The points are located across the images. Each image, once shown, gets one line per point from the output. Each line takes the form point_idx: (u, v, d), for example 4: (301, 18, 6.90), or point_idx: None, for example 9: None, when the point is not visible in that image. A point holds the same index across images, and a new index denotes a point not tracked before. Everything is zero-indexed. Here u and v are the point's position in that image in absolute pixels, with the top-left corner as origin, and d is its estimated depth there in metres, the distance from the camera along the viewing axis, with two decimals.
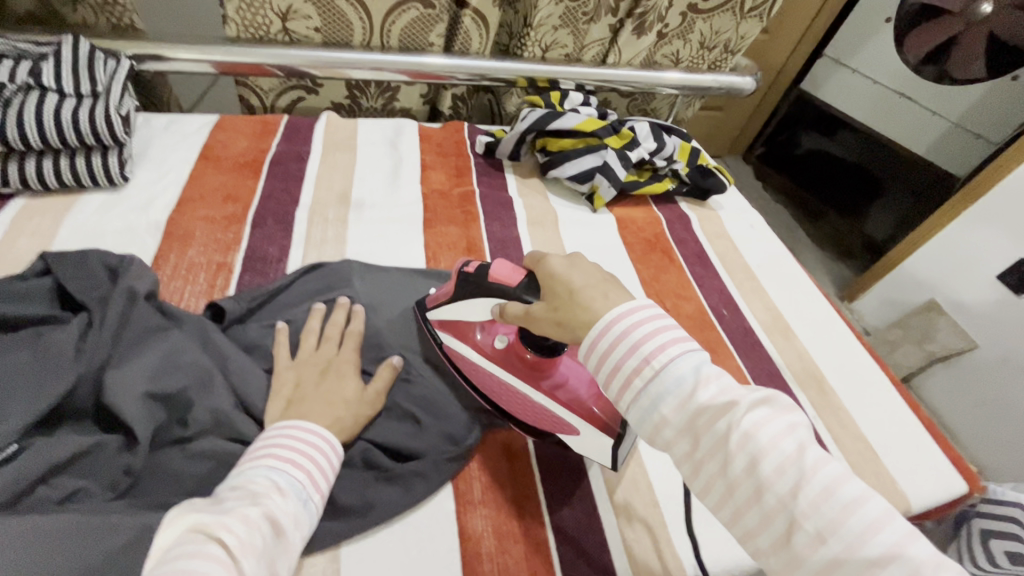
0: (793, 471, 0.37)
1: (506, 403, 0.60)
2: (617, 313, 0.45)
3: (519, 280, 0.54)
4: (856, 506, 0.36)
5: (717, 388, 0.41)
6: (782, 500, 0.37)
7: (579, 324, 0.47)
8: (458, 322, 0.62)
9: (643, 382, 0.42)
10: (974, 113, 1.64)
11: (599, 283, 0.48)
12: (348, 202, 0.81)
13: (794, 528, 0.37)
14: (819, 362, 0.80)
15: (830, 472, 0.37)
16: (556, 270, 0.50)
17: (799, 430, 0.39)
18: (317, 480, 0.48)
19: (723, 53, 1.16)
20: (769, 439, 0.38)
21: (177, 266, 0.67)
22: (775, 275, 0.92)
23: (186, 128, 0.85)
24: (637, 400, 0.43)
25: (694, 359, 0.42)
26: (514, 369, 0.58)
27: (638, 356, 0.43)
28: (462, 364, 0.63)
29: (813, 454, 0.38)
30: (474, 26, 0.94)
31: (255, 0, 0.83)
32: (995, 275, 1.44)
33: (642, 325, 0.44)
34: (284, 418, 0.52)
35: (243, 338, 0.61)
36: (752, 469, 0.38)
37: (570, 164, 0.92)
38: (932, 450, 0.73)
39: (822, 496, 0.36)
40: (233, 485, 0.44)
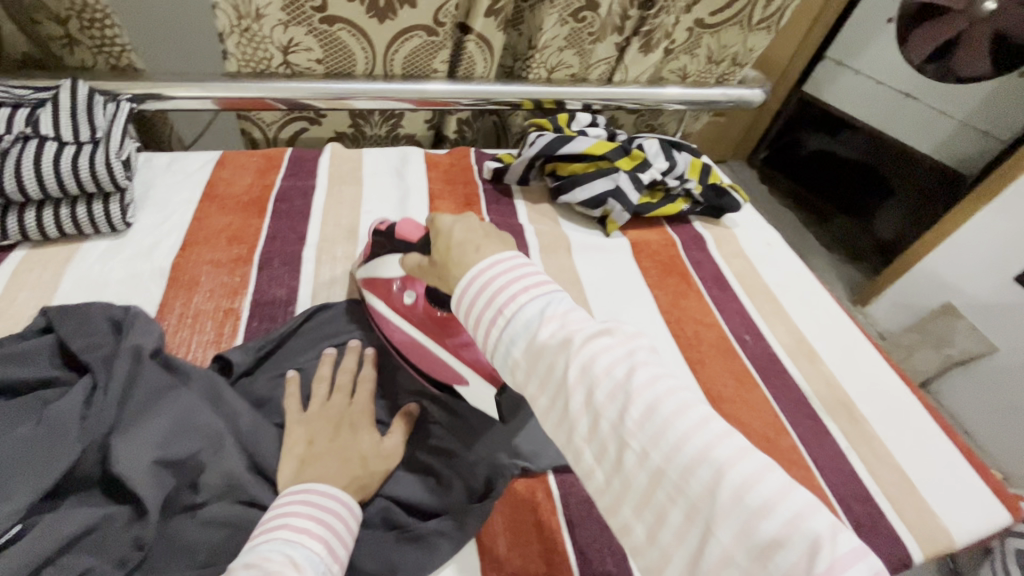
0: (621, 395, 0.39)
1: (415, 358, 0.63)
2: (481, 267, 0.48)
3: (422, 237, 0.61)
4: (674, 418, 0.37)
5: (559, 324, 0.43)
6: (613, 424, 0.39)
7: (455, 268, 0.50)
8: (376, 280, 0.66)
9: (498, 329, 0.45)
10: (983, 111, 1.61)
11: (478, 237, 0.52)
12: (356, 237, 0.79)
13: (624, 450, 0.38)
14: (848, 387, 0.77)
15: (655, 390, 0.39)
16: (440, 226, 0.54)
17: (634, 355, 0.41)
18: (335, 549, 0.45)
19: (731, 66, 1.14)
20: (603, 367, 0.40)
21: (183, 314, 0.65)
22: (796, 295, 0.90)
23: (189, 166, 0.83)
24: (494, 346, 0.45)
25: (542, 302, 0.45)
26: (423, 325, 0.62)
27: (493, 305, 0.46)
28: (379, 322, 0.66)
29: (641, 376, 0.39)
30: (478, 50, 0.92)
31: (254, 35, 0.80)
32: (1013, 279, 1.41)
33: (500, 277, 0.47)
34: (296, 488, 0.49)
35: (254, 391, 0.58)
36: (588, 399, 0.40)
37: (581, 188, 0.89)
38: (973, 480, 0.69)
39: (645, 414, 0.38)
40: (247, 564, 0.40)
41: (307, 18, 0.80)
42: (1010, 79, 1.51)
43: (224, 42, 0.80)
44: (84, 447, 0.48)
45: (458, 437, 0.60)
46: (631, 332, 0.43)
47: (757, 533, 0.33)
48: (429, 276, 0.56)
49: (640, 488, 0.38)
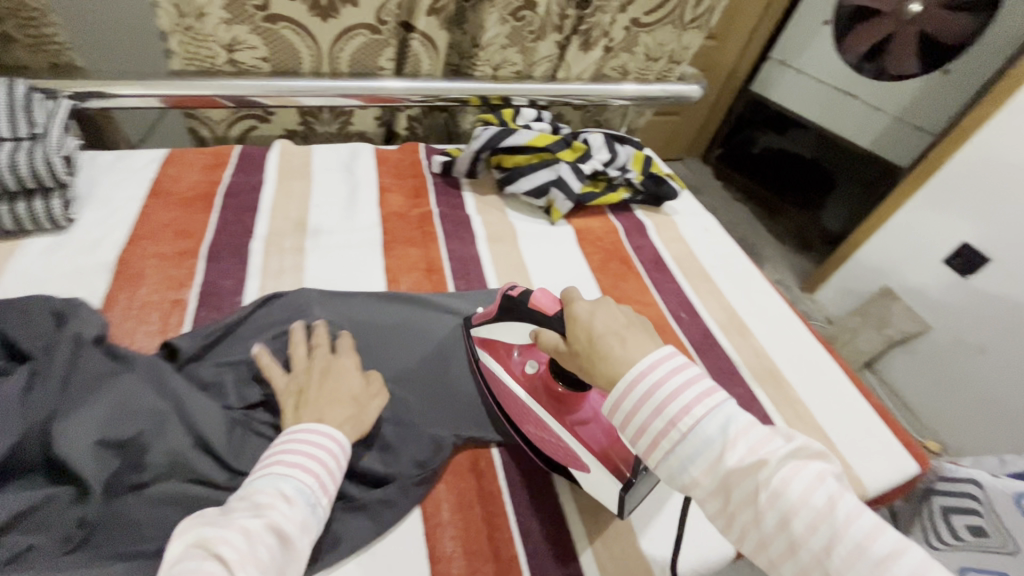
0: (826, 528, 0.40)
1: (522, 423, 0.63)
2: (647, 372, 0.47)
3: (560, 312, 0.55)
4: (888, 561, 0.38)
5: (745, 445, 0.43)
6: (816, 556, 0.40)
7: (608, 365, 0.49)
8: (496, 342, 0.66)
9: (674, 446, 0.45)
10: (913, 107, 1.72)
11: (622, 331, 0.51)
12: (304, 229, 0.81)
13: None
14: (775, 356, 0.83)
15: (864, 528, 0.39)
16: (580, 314, 0.52)
17: (828, 482, 0.42)
18: (325, 483, 0.50)
19: (669, 64, 1.21)
20: (799, 495, 0.41)
21: (128, 306, 0.66)
22: (730, 275, 0.96)
23: (134, 164, 0.84)
24: (667, 459, 0.46)
25: (721, 416, 0.45)
26: (540, 398, 0.60)
27: (664, 417, 0.45)
28: (491, 381, 0.66)
29: (844, 508, 0.40)
30: (423, 49, 0.95)
31: (197, 34, 0.81)
32: (941, 260, 1.52)
33: (669, 386, 0.46)
34: (302, 419, 0.53)
35: (199, 377, 0.60)
36: (784, 525, 0.41)
37: (525, 179, 0.94)
38: (885, 435, 0.76)
39: (856, 552, 0.39)
40: (243, 496, 0.46)
41: (250, 16, 0.82)
42: (933, 78, 1.63)
43: (167, 40, 0.81)
44: (24, 432, 0.48)
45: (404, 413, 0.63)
46: (817, 451, 0.44)
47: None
48: (568, 362, 0.54)
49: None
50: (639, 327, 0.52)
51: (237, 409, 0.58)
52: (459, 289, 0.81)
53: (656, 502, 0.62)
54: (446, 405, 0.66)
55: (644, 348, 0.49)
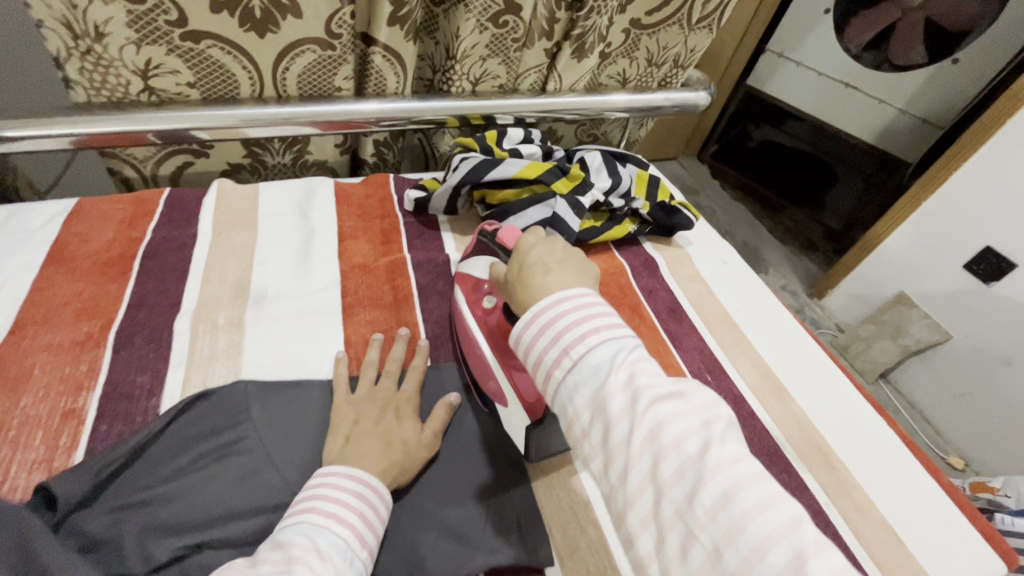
0: (693, 472, 0.37)
1: (469, 358, 0.63)
2: (549, 303, 0.48)
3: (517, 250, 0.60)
4: (753, 512, 0.35)
5: (628, 379, 0.42)
6: (678, 505, 0.37)
7: (528, 288, 0.52)
8: (468, 278, 0.67)
9: (563, 373, 0.44)
10: (920, 99, 1.58)
11: (553, 264, 0.53)
12: (246, 295, 0.66)
13: (689, 534, 0.36)
14: (820, 425, 0.70)
15: (733, 475, 0.36)
16: (523, 245, 0.56)
17: (710, 429, 0.39)
18: (362, 535, 0.46)
19: (673, 68, 1.06)
20: (673, 437, 0.39)
21: (2, 427, 0.50)
22: (757, 320, 0.82)
23: (30, 222, 0.68)
24: (555, 392, 0.45)
25: (612, 349, 0.44)
26: (486, 331, 0.62)
27: (559, 346, 0.45)
28: (456, 316, 0.67)
29: (720, 456, 0.37)
30: (387, 64, 0.80)
31: (101, 58, 0.66)
32: (962, 266, 1.38)
33: (566, 316, 0.46)
34: (338, 456, 0.52)
35: (89, 533, 0.45)
36: (654, 467, 0.39)
37: (513, 217, 0.78)
38: (960, 523, 0.63)
39: (718, 500, 0.36)
40: (275, 545, 0.43)
41: (164, 35, 0.66)
42: (942, 66, 1.49)
43: (62, 67, 0.65)
44: None
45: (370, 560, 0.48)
46: (709, 400, 0.42)
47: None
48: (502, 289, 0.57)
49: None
50: (573, 265, 0.54)
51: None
52: (438, 361, 0.66)
53: None
54: (423, 534, 0.52)
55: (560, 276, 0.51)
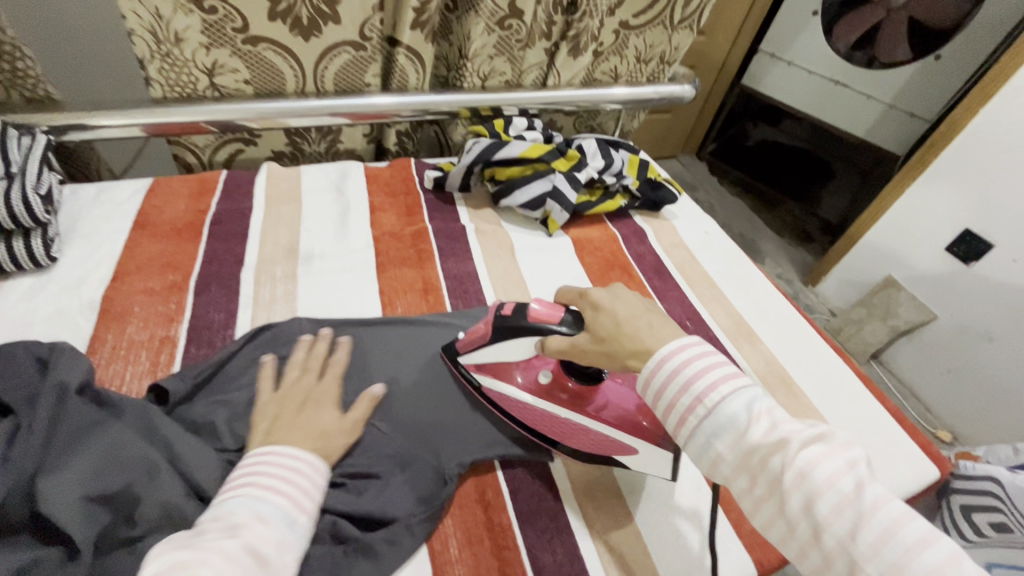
0: (851, 510, 0.39)
1: (547, 430, 0.63)
2: (667, 349, 0.50)
3: (562, 316, 0.56)
4: (914, 547, 0.37)
5: (769, 425, 0.44)
6: (841, 541, 0.39)
7: (629, 341, 0.51)
8: (497, 364, 0.64)
9: (699, 420, 0.46)
10: (905, 94, 1.70)
11: (642, 311, 0.53)
12: (296, 255, 0.79)
13: (855, 570, 0.38)
14: (785, 362, 0.81)
15: (888, 513, 0.38)
16: (601, 302, 0.55)
17: (857, 468, 0.41)
18: (301, 502, 0.49)
19: (660, 65, 1.19)
20: (825, 477, 0.40)
21: (115, 346, 0.64)
22: (734, 280, 0.94)
23: (117, 197, 0.81)
24: (693, 437, 0.47)
25: (744, 398, 0.46)
26: (560, 401, 0.61)
27: (690, 394, 0.47)
28: (502, 403, 0.64)
29: (872, 493, 0.39)
30: (409, 63, 0.93)
31: (177, 59, 0.79)
32: (943, 249, 1.48)
33: (695, 365, 0.48)
34: (262, 445, 0.53)
35: (191, 419, 0.58)
36: (807, 508, 0.40)
37: (519, 192, 0.91)
38: (902, 438, 0.74)
39: (882, 538, 0.37)
40: (215, 516, 0.45)
41: (230, 39, 0.80)
42: (926, 63, 1.61)
43: (145, 67, 0.79)
44: (8, 489, 0.46)
45: (408, 448, 0.60)
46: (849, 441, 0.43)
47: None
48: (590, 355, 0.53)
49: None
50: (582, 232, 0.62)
51: (231, 451, 0.57)
52: (457, 308, 0.79)
53: (669, 524, 0.61)
54: (450, 429, 0.64)
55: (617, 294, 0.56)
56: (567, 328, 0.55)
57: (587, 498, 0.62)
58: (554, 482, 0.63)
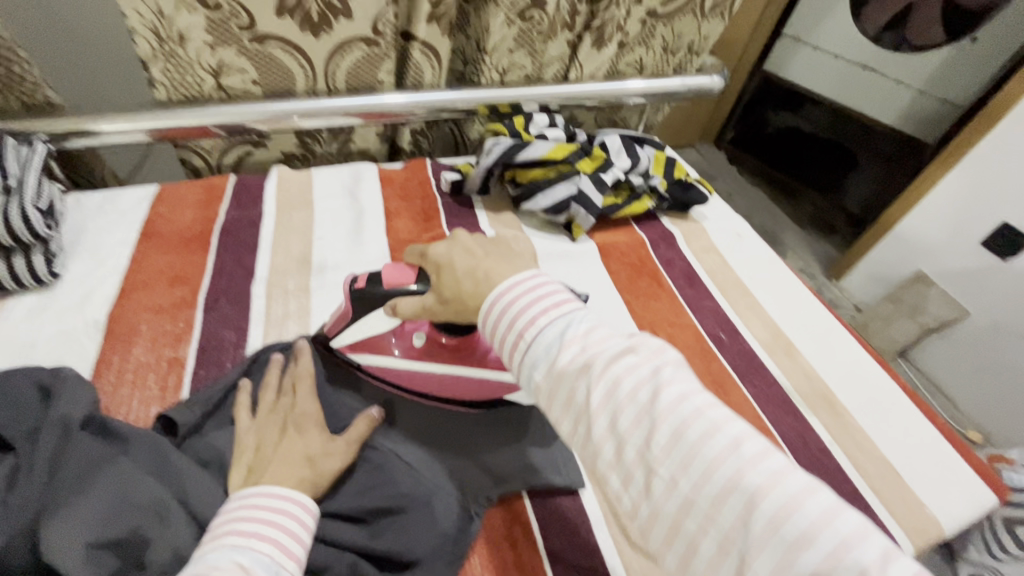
0: (648, 419, 0.38)
1: (438, 390, 0.62)
2: (499, 290, 0.47)
3: (412, 274, 0.55)
4: (702, 443, 0.36)
5: (580, 348, 0.42)
6: (639, 451, 0.38)
7: (471, 298, 0.49)
8: (370, 338, 0.61)
9: (520, 354, 0.43)
10: (938, 79, 1.61)
11: (481, 259, 0.50)
12: (309, 266, 0.75)
13: (652, 478, 0.37)
14: (826, 377, 0.76)
15: (682, 414, 0.37)
16: (441, 259, 0.52)
17: (660, 374, 0.39)
18: (289, 548, 0.46)
19: (688, 54, 1.12)
20: (626, 391, 0.39)
21: (121, 370, 0.60)
22: (769, 286, 0.88)
23: (122, 205, 0.78)
24: (518, 373, 0.44)
25: (562, 325, 0.43)
26: (441, 357, 0.60)
27: (513, 330, 0.44)
28: (389, 376, 0.63)
29: (668, 397, 0.38)
30: (425, 58, 0.88)
31: (181, 59, 0.75)
32: (979, 243, 1.39)
33: (519, 300, 0.45)
34: (243, 488, 0.50)
35: (202, 449, 0.55)
36: (614, 425, 0.39)
37: (542, 195, 0.86)
38: (955, 461, 0.69)
39: (673, 440, 0.37)
40: (194, 573, 0.41)
41: (236, 38, 0.75)
42: (961, 47, 1.52)
43: (148, 69, 0.75)
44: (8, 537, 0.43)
45: (430, 479, 0.57)
46: (657, 346, 0.42)
47: (797, 566, 0.32)
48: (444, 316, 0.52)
49: (671, 517, 0.37)
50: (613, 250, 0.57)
51: None
52: None
53: None
54: (473, 456, 0.60)
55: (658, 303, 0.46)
56: (421, 288, 0.54)
57: (622, 532, 0.57)
58: (585, 513, 0.59)
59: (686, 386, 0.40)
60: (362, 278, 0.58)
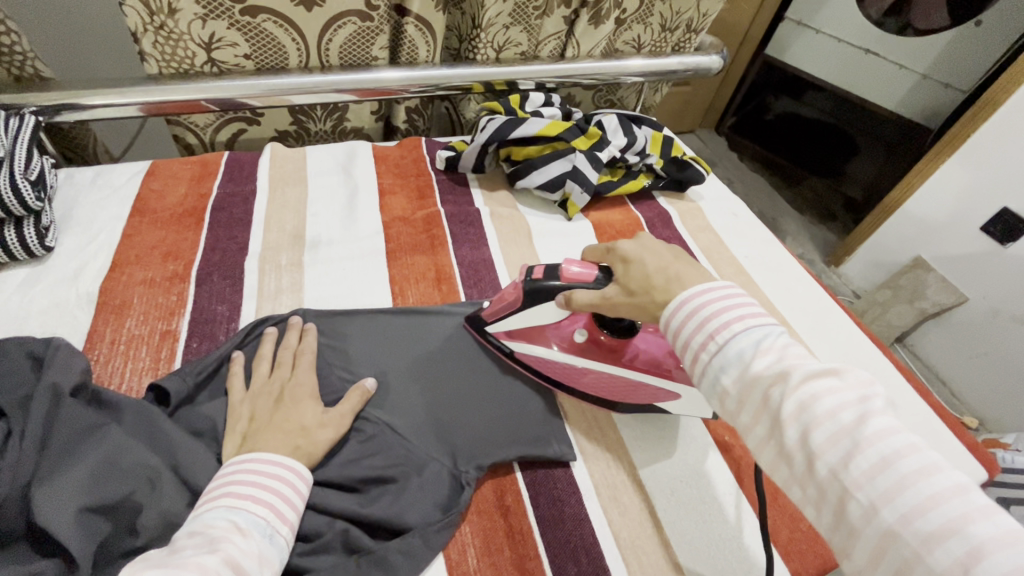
0: (849, 440, 0.36)
1: (578, 386, 0.63)
2: (691, 293, 0.47)
3: (595, 269, 0.55)
4: (915, 477, 0.34)
5: (776, 359, 0.41)
6: (834, 471, 0.36)
7: (661, 293, 0.49)
8: (529, 328, 0.63)
9: (708, 355, 0.43)
10: (941, 63, 1.58)
11: (670, 260, 0.51)
12: (302, 242, 0.75)
13: (847, 501, 0.35)
14: (820, 354, 0.76)
15: (893, 443, 0.35)
16: (630, 254, 0.53)
17: (868, 402, 0.37)
18: (283, 512, 0.46)
19: (686, 32, 1.12)
20: (827, 408, 0.37)
21: (114, 341, 0.61)
22: (765, 265, 0.88)
23: (114, 180, 0.77)
24: (702, 375, 0.44)
25: (757, 335, 0.43)
26: (597, 356, 0.62)
27: (703, 331, 0.44)
28: (536, 365, 0.64)
29: (875, 425, 0.36)
30: (419, 34, 0.87)
31: (171, 31, 0.74)
32: (978, 228, 1.37)
33: (712, 304, 0.45)
34: (239, 453, 0.50)
35: (196, 419, 0.55)
36: (807, 440, 0.38)
37: (536, 172, 0.86)
38: (947, 438, 0.69)
39: (879, 466, 0.34)
40: (191, 532, 0.42)
41: (226, 10, 0.75)
42: (965, 29, 1.48)
43: (139, 41, 0.74)
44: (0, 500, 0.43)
45: (422, 450, 0.57)
46: (866, 378, 0.39)
47: None
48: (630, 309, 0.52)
49: (869, 546, 0.34)
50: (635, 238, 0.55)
51: None
52: (471, 296, 0.74)
53: (700, 529, 0.57)
54: (468, 427, 0.60)
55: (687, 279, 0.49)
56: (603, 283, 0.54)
57: (612, 502, 0.58)
58: (576, 484, 0.59)
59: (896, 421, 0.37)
60: (537, 269, 0.58)
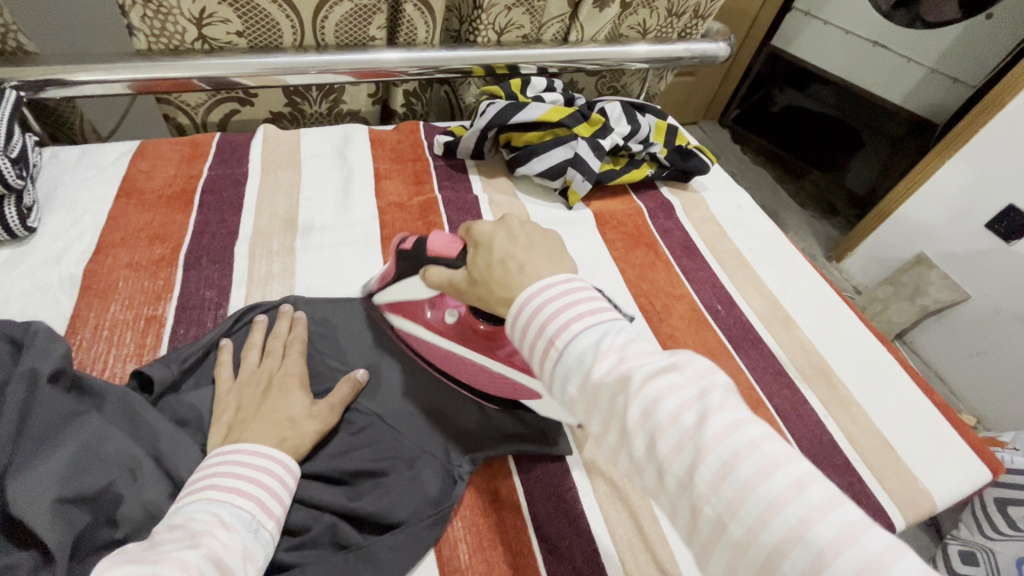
0: (692, 448, 0.33)
1: (461, 374, 0.59)
2: (529, 291, 0.43)
3: (460, 245, 0.52)
4: (756, 482, 0.31)
5: (616, 360, 0.38)
6: (682, 482, 0.34)
7: (498, 286, 0.45)
8: (404, 303, 0.60)
9: (551, 361, 0.40)
10: (951, 56, 1.53)
11: (524, 245, 0.48)
12: (295, 226, 0.73)
13: (697, 514, 0.33)
14: (824, 352, 0.75)
15: (733, 445, 0.33)
16: (481, 237, 0.49)
17: (706, 398, 0.35)
18: (269, 506, 0.45)
19: (694, 19, 1.09)
20: (667, 413, 0.35)
21: (97, 326, 0.59)
22: (769, 259, 0.86)
23: (101, 160, 0.75)
24: (549, 382, 0.41)
25: (597, 332, 0.39)
26: (469, 343, 0.57)
27: (544, 335, 0.41)
28: (418, 345, 0.61)
29: (714, 427, 0.33)
30: (419, 14, 0.84)
31: (161, 6, 0.72)
32: (983, 224, 1.35)
33: (552, 303, 0.41)
34: (224, 444, 0.49)
35: (182, 408, 0.54)
36: (652, 450, 0.35)
37: (537, 159, 0.84)
38: (950, 437, 0.68)
39: (722, 474, 0.32)
40: (172, 525, 0.40)
41: None
42: (974, 21, 1.45)
43: (127, 14, 0.71)
44: None
45: (413, 444, 0.56)
46: (705, 365, 0.37)
47: None
48: (469, 298, 0.49)
49: (721, 559, 0.33)
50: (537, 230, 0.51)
51: None
52: None
53: None
54: (461, 421, 0.59)
55: (559, 267, 0.45)
56: (460, 261, 0.51)
57: (608, 499, 0.56)
58: (572, 480, 0.57)
59: (736, 412, 0.35)
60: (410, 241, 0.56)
